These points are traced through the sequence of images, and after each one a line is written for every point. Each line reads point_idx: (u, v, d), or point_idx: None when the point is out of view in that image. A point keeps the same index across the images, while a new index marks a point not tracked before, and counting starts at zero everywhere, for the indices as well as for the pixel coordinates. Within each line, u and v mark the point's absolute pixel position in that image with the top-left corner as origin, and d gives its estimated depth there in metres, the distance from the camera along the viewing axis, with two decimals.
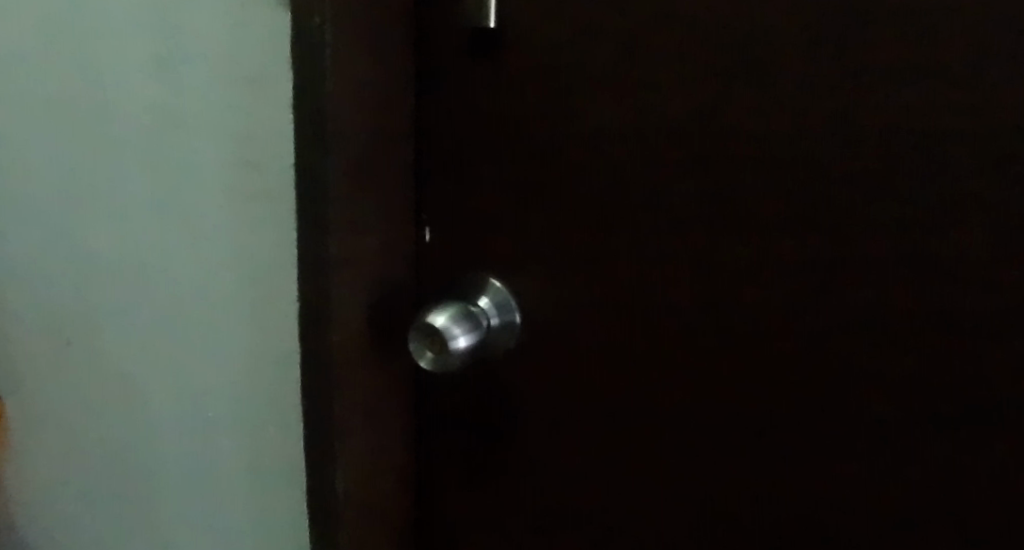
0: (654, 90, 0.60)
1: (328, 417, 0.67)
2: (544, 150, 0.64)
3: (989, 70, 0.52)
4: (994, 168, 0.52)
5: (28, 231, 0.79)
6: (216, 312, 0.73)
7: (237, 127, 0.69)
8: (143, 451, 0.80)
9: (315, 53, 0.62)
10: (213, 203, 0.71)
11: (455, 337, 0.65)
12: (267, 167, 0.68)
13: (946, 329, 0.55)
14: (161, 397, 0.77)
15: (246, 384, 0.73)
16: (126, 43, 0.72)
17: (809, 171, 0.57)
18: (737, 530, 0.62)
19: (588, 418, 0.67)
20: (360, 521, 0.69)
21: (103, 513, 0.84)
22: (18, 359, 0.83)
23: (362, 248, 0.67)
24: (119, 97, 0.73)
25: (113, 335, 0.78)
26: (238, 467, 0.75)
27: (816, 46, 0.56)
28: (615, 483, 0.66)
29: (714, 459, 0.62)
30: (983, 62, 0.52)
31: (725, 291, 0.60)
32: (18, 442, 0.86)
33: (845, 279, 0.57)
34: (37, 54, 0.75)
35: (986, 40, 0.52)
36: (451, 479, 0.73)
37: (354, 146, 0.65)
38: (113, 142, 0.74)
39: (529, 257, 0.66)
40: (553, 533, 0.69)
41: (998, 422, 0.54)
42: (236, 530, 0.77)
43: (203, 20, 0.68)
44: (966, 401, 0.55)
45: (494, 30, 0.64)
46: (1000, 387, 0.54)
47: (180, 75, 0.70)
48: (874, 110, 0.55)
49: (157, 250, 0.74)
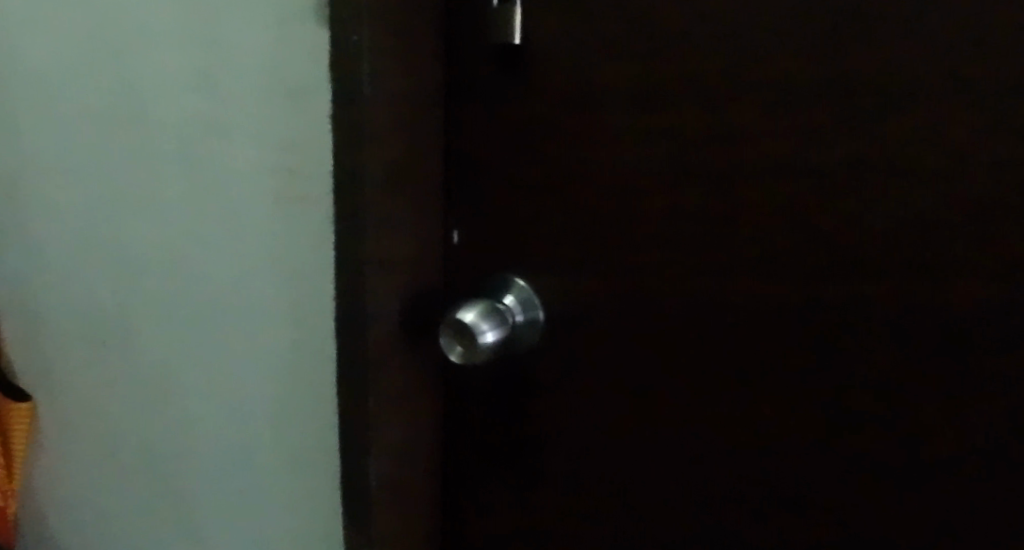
0: (670, 98, 0.64)
1: (362, 406, 0.72)
2: (564, 156, 0.68)
3: (996, 69, 0.56)
4: (992, 160, 0.57)
5: (86, 236, 0.89)
6: (258, 302, 0.81)
7: (277, 135, 0.76)
8: (188, 432, 0.90)
9: (355, 67, 0.67)
10: (259, 208, 0.79)
11: (483, 332, 0.69)
12: (306, 174, 0.76)
13: (947, 312, 0.59)
14: (211, 390, 0.87)
15: (286, 371, 0.82)
16: (173, 57, 0.79)
17: (816, 168, 0.60)
18: (743, 506, 0.66)
19: (610, 411, 0.70)
20: (391, 503, 0.75)
21: (149, 492, 0.94)
22: (82, 347, 0.94)
23: (397, 249, 0.71)
24: (170, 112, 0.81)
25: (167, 332, 0.88)
26: (283, 455, 0.84)
27: (824, 51, 0.59)
28: (634, 471, 0.70)
29: (723, 442, 0.66)
30: (989, 61, 0.56)
31: (735, 285, 0.64)
32: (77, 424, 0.97)
33: (848, 267, 0.61)
34: (95, 60, 0.83)
35: (985, 40, 0.56)
36: (476, 465, 0.78)
37: (392, 153, 0.69)
38: (163, 155, 0.82)
39: (550, 259, 0.70)
40: (570, 515, 0.74)
41: (999, 401, 0.59)
42: (275, 511, 0.86)
43: (246, 39, 0.75)
44: (971, 384, 0.59)
45: (518, 45, 0.68)
46: (1003, 372, 0.58)
47: (224, 87, 0.77)
48: (880, 106, 0.58)
49: (207, 252, 0.83)
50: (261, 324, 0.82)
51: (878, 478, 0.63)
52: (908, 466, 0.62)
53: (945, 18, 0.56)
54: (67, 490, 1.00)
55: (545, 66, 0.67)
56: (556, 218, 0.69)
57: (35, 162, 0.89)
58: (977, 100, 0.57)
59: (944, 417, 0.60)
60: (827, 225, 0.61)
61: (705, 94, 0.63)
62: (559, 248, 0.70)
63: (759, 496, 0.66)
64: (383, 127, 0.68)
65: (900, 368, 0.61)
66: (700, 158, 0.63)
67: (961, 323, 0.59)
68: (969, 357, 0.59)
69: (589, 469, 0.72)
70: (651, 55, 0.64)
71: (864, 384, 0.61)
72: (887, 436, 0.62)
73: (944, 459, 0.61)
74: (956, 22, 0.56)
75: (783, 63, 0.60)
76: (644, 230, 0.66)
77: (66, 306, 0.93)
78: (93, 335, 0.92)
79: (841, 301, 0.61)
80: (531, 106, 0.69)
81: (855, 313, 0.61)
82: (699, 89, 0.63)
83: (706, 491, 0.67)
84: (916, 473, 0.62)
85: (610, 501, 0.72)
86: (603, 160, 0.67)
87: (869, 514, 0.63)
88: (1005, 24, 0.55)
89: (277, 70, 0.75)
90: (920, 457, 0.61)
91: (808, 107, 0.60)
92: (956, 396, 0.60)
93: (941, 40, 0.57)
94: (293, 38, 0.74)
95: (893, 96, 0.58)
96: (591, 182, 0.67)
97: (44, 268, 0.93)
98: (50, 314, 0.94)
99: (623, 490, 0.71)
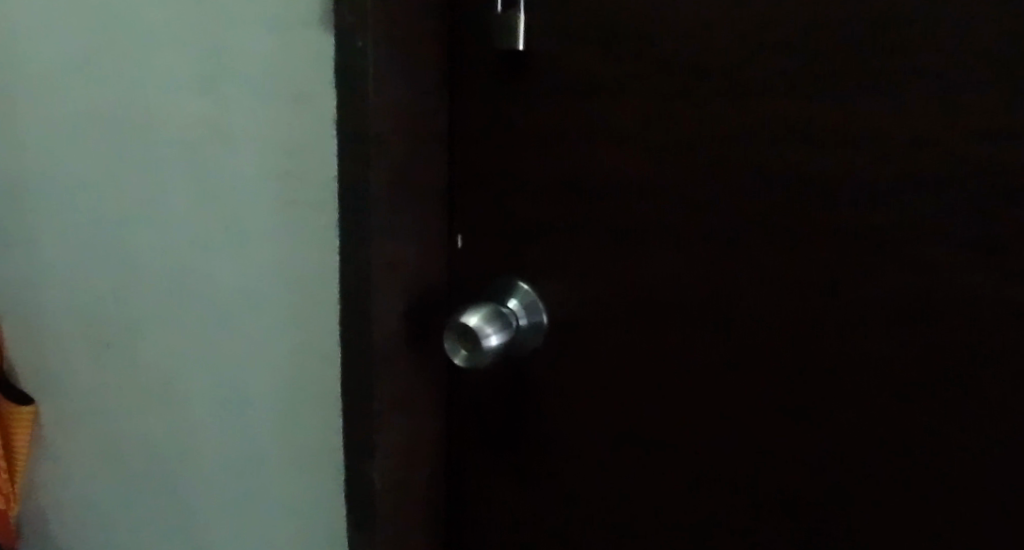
0: (671, 105, 0.64)
1: (367, 408, 0.73)
2: (568, 161, 0.69)
3: (997, 76, 0.54)
4: (993, 168, 0.55)
5: (92, 239, 0.90)
6: (261, 306, 0.82)
7: (280, 141, 0.76)
8: (190, 435, 0.90)
9: (359, 73, 0.68)
10: (264, 213, 0.79)
11: (488, 336, 0.69)
12: (308, 180, 0.76)
13: (949, 323, 0.58)
14: (215, 394, 0.87)
15: (288, 375, 0.82)
16: (176, 63, 0.80)
17: (814, 176, 0.60)
18: (743, 509, 0.67)
19: (613, 414, 0.71)
20: (395, 504, 0.75)
21: (151, 494, 0.95)
22: (87, 349, 0.94)
23: (402, 253, 0.72)
24: (174, 116, 0.81)
25: (170, 335, 0.88)
26: (286, 459, 0.84)
27: (824, 58, 0.59)
28: (636, 474, 0.71)
29: (724, 447, 0.67)
30: (990, 66, 0.54)
31: (736, 290, 0.64)
32: (82, 426, 0.98)
33: (847, 276, 0.60)
34: (100, 66, 0.84)
35: (984, 48, 0.54)
36: (479, 468, 0.78)
37: (396, 159, 0.70)
38: (167, 160, 0.83)
39: (555, 264, 0.71)
40: (572, 517, 0.74)
41: (999, 418, 0.57)
42: (277, 514, 0.86)
43: (249, 46, 0.76)
44: (971, 398, 0.58)
45: (522, 51, 0.69)
46: (1004, 389, 0.57)
47: (227, 93, 0.78)
48: (878, 114, 0.58)
49: (210, 257, 0.83)
50: (264, 328, 0.82)
51: (874, 491, 0.62)
52: (906, 482, 0.60)
53: (946, 25, 0.55)
54: (73, 492, 1.01)
55: (549, 72, 0.68)
56: (560, 223, 0.70)
57: (45, 165, 0.90)
58: (977, 112, 0.55)
59: (941, 436, 0.59)
60: (825, 233, 0.60)
61: (706, 100, 0.63)
62: (561, 252, 0.70)
63: (757, 502, 0.66)
64: (386, 133, 0.69)
65: (899, 379, 0.60)
66: (702, 164, 0.64)
67: (959, 338, 0.58)
68: (966, 376, 0.58)
69: (590, 471, 0.73)
70: (653, 61, 0.64)
71: (863, 392, 0.61)
72: (882, 450, 0.61)
73: (944, 475, 0.59)
74: (958, 28, 0.55)
75: (782, 70, 0.60)
76: (646, 234, 0.67)
77: (71, 308, 0.94)
78: (97, 338, 0.93)
79: (838, 312, 0.61)
80: (534, 112, 0.69)
81: (854, 324, 0.60)
82: (700, 95, 0.63)
83: (706, 493, 0.68)
84: (912, 489, 0.60)
85: (610, 504, 0.72)
86: (606, 166, 0.67)
87: (866, 524, 0.62)
88: (1005, 27, 0.53)
89: (282, 76, 0.75)
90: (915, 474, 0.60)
91: (808, 115, 0.60)
92: (955, 414, 0.58)
93: (942, 46, 0.55)
94: (294, 45, 0.74)
95: (893, 104, 0.57)
96: (594, 187, 0.68)
97: (52, 271, 0.94)
98: (57, 316, 0.95)
99: (623, 493, 0.72)
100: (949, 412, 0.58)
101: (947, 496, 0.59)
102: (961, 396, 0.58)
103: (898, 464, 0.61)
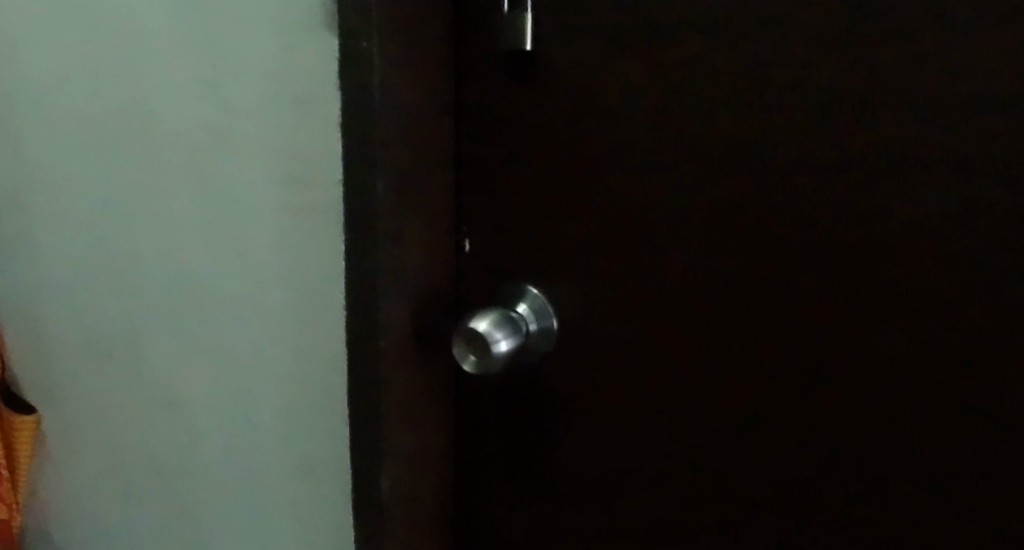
0: (684, 104, 0.63)
1: (373, 415, 0.71)
2: (577, 162, 0.67)
3: (1005, 68, 0.53)
4: (1001, 162, 0.54)
5: (94, 243, 0.89)
6: (264, 312, 0.80)
7: (284, 144, 0.75)
8: (195, 440, 0.89)
9: (364, 74, 0.66)
10: (267, 219, 0.78)
11: (497, 341, 0.68)
12: (313, 184, 0.75)
13: (964, 325, 0.56)
14: (220, 402, 0.86)
15: (293, 381, 0.81)
16: (178, 66, 0.78)
17: (829, 178, 0.59)
18: (760, 514, 0.65)
19: (625, 419, 0.69)
20: (405, 510, 0.74)
21: (156, 501, 0.94)
22: (89, 356, 0.93)
23: (408, 257, 0.70)
24: (175, 120, 0.80)
25: (173, 340, 0.87)
26: (292, 466, 0.83)
27: (837, 54, 0.57)
28: (649, 478, 0.69)
29: (739, 451, 0.65)
30: (998, 59, 0.53)
31: (751, 292, 0.62)
32: (86, 432, 0.96)
33: (865, 277, 0.59)
34: (102, 69, 0.82)
35: (993, 41, 0.53)
36: (489, 473, 0.77)
37: (401, 161, 0.68)
38: (170, 163, 0.81)
39: (565, 267, 0.69)
40: (585, 522, 0.73)
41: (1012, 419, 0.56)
42: (285, 521, 0.85)
43: (252, 48, 0.74)
44: (987, 400, 0.56)
45: (530, 51, 0.67)
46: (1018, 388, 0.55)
47: (229, 96, 0.77)
48: (891, 114, 0.56)
49: (213, 260, 0.82)
50: (270, 334, 0.81)
51: (894, 495, 0.60)
52: (925, 485, 0.59)
53: (954, 19, 0.54)
54: (77, 499, 1.00)
55: (557, 73, 0.67)
56: (571, 224, 0.68)
57: (48, 170, 0.89)
58: (996, 112, 0.53)
59: (957, 437, 0.57)
60: (840, 235, 0.59)
61: (718, 100, 0.61)
62: (570, 256, 0.69)
63: (774, 508, 0.64)
64: (391, 135, 0.67)
65: (914, 382, 0.58)
66: (715, 164, 0.62)
67: (975, 339, 0.56)
68: (982, 376, 0.56)
69: (603, 476, 0.71)
70: (662, 60, 0.63)
71: (880, 396, 0.59)
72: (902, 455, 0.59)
73: (959, 475, 0.58)
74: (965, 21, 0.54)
75: (798, 70, 0.59)
76: (658, 235, 0.65)
77: (74, 314, 0.93)
78: (99, 347, 0.92)
79: (855, 314, 0.59)
80: (542, 112, 0.68)
81: (872, 325, 0.59)
82: (712, 94, 0.61)
83: (719, 499, 0.66)
84: (933, 494, 0.59)
85: (620, 510, 0.71)
86: (616, 167, 0.66)
87: (884, 527, 0.61)
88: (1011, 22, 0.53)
89: (284, 79, 0.74)
90: (934, 480, 0.59)
91: (822, 114, 0.58)
92: (971, 416, 0.57)
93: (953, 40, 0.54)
94: (297, 47, 0.72)
95: (906, 101, 0.56)
96: (605, 189, 0.66)
97: (55, 277, 0.93)
98: (60, 324, 0.94)
99: (635, 498, 0.70)
100: (970, 414, 0.57)
101: (965, 498, 0.58)
102: (981, 400, 0.56)
103: (919, 470, 0.59)
